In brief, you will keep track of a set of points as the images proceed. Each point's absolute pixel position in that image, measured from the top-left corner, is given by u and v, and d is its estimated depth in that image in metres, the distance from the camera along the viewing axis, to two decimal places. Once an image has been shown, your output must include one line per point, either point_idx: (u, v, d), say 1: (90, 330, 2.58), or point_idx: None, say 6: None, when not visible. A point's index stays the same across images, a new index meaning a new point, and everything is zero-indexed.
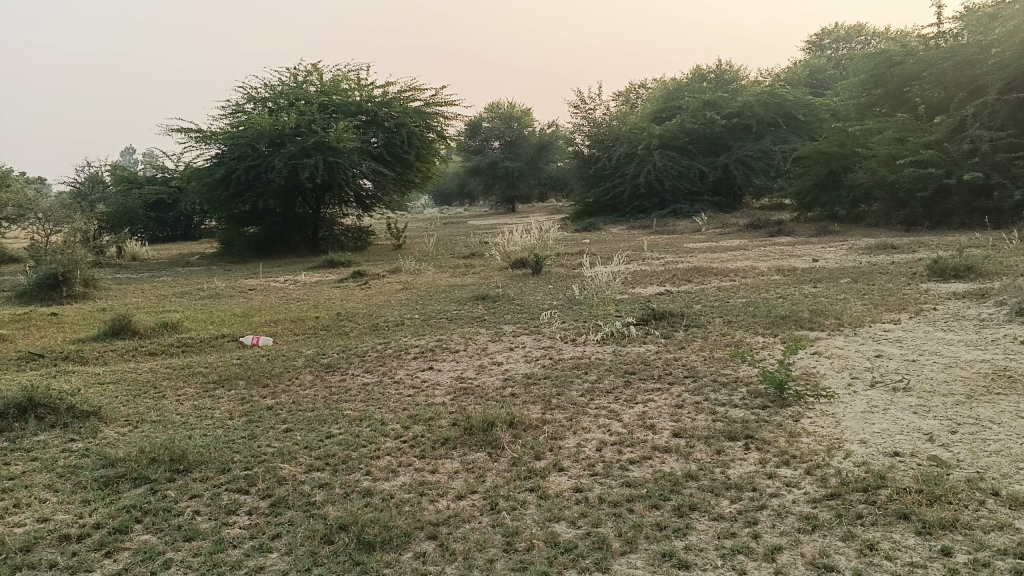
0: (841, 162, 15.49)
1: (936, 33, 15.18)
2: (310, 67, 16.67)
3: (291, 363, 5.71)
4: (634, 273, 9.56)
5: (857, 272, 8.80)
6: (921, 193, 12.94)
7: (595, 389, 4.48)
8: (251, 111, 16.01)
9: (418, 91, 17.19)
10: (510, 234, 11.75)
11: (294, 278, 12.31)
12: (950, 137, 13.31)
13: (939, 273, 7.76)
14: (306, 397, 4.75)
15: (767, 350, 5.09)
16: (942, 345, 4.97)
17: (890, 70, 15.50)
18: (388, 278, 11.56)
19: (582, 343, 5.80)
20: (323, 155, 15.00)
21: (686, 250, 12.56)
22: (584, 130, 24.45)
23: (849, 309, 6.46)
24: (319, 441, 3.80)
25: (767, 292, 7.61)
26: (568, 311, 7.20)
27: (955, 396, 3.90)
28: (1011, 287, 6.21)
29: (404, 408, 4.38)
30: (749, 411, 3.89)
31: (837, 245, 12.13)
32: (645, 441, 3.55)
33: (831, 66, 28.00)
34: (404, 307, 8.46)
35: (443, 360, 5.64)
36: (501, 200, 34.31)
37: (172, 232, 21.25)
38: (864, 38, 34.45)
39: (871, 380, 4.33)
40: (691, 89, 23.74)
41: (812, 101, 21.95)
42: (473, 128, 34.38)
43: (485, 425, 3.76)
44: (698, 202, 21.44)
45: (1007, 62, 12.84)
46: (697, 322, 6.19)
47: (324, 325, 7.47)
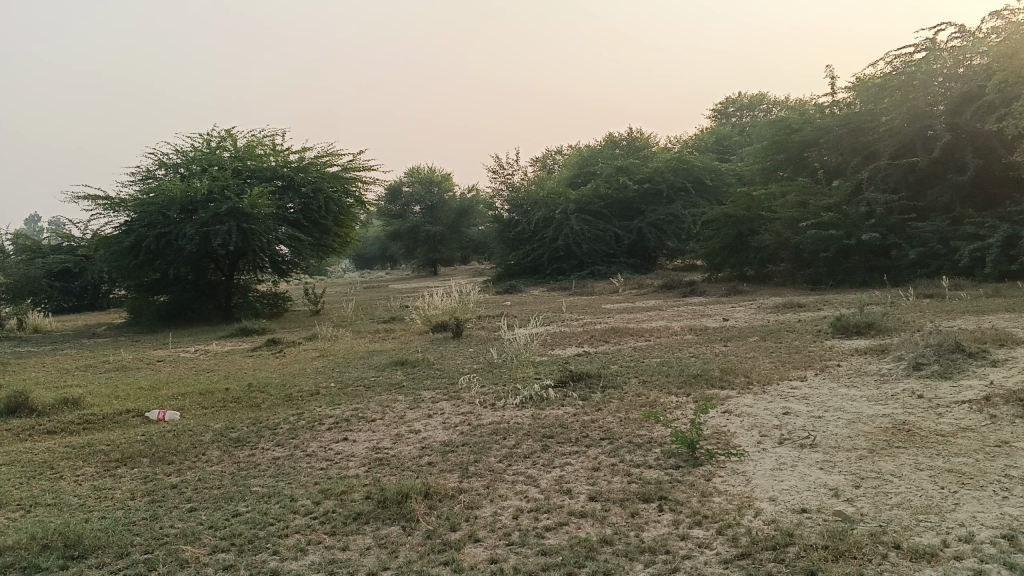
0: (749, 224, 16.11)
1: (831, 102, 16.13)
2: (225, 133, 16.53)
3: (198, 438, 5.51)
4: (553, 334, 9.64)
5: (767, 330, 9.08)
6: (824, 253, 13.53)
7: (512, 454, 4.46)
8: (162, 178, 15.71)
9: (336, 157, 17.21)
10: (430, 298, 11.74)
11: (206, 348, 11.97)
12: (847, 200, 14.03)
13: (842, 329, 8.08)
14: (213, 474, 4.58)
15: (680, 409, 5.17)
16: (846, 401, 5.14)
17: (789, 137, 16.33)
18: (305, 345, 11.37)
19: (500, 408, 5.78)
20: (236, 222, 14.79)
21: (603, 311, 12.77)
22: (502, 194, 24.82)
23: (759, 367, 6.64)
24: (225, 520, 3.66)
25: (681, 352, 7.78)
26: (487, 375, 7.20)
27: (858, 451, 4.03)
28: (908, 342, 6.51)
29: (316, 482, 4.26)
30: (663, 472, 3.93)
31: (746, 304, 12.53)
32: (561, 507, 3.53)
33: (735, 132, 29.32)
34: (320, 375, 8.31)
35: (359, 430, 5.54)
36: (422, 264, 34.32)
37: (77, 302, 20.45)
38: (766, 107, 36.30)
39: (780, 437, 4.43)
40: (605, 155, 24.47)
41: (719, 166, 22.89)
42: (394, 193, 34.53)
43: (399, 497, 3.69)
44: (614, 264, 21.88)
45: (896, 129, 13.70)
46: (613, 383, 6.26)
47: (236, 396, 7.25)
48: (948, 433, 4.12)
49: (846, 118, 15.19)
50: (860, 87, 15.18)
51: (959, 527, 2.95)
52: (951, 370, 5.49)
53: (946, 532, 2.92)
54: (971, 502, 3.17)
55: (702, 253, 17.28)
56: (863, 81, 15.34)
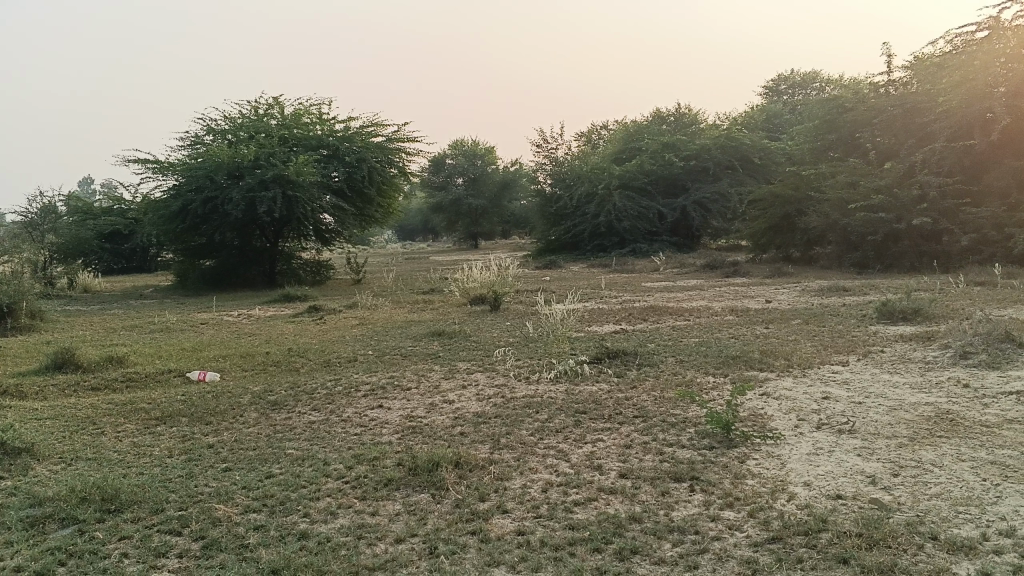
0: (796, 206, 15.80)
1: (886, 81, 15.70)
2: (272, 100, 16.67)
3: (236, 400, 5.59)
4: (592, 310, 9.60)
5: (809, 313, 8.94)
6: (872, 237, 13.22)
7: (545, 428, 4.45)
8: (210, 143, 15.91)
9: (381, 127, 17.25)
10: (469, 270, 11.74)
11: (248, 312, 12.15)
12: (899, 183, 13.67)
13: (887, 315, 7.90)
14: (249, 435, 4.65)
15: (716, 390, 5.10)
16: (888, 388, 5.03)
17: (841, 117, 15.95)
18: (345, 312, 11.49)
19: (535, 381, 5.77)
20: (281, 189, 14.94)
21: (643, 288, 12.67)
22: (546, 168, 24.69)
23: (799, 350, 6.53)
24: (258, 481, 3.71)
25: (720, 332, 7.69)
26: (523, 348, 7.19)
27: (898, 438, 3.94)
28: (956, 330, 6.35)
29: (349, 447, 4.30)
30: (696, 452, 3.89)
31: (790, 286, 12.32)
32: (591, 482, 3.51)
33: (786, 111, 28.73)
34: (358, 343, 8.38)
35: (393, 398, 5.57)
36: (464, 236, 34.38)
37: (126, 264, 20.87)
38: (818, 85, 35.53)
39: (817, 422, 4.35)
40: (652, 131, 24.18)
41: (768, 145, 22.48)
42: (437, 164, 34.50)
43: (429, 466, 3.70)
44: (657, 242, 21.66)
45: (953, 111, 13.29)
46: (650, 360, 6.20)
47: (275, 360, 7.34)
48: (993, 424, 4.01)
49: (902, 99, 14.79)
50: (917, 66, 14.76)
51: (999, 521, 2.86)
52: (1000, 360, 5.33)
53: (986, 525, 2.84)
54: (1014, 495, 3.08)
55: (747, 233, 17.01)
56: (921, 60, 14.90)
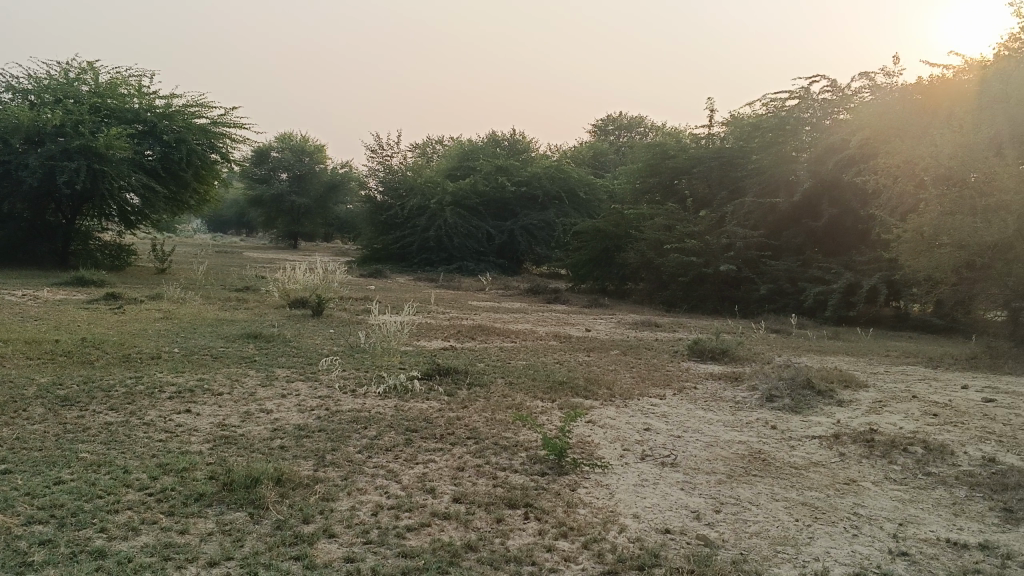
0: (616, 241, 16.49)
1: (706, 135, 16.80)
2: (85, 65, 15.30)
3: (18, 392, 4.95)
4: (419, 324, 9.47)
5: (626, 345, 9.29)
6: (683, 277, 13.99)
7: (373, 446, 4.25)
8: (6, 102, 14.34)
9: (206, 110, 16.25)
10: (291, 270, 11.26)
11: (34, 293, 10.98)
12: (711, 230, 14.58)
13: (698, 353, 8.34)
14: (34, 434, 4.10)
15: (546, 415, 5.11)
16: (704, 424, 5.26)
17: (664, 163, 16.85)
18: (148, 303, 10.65)
19: (362, 395, 5.54)
20: (86, 162, 13.67)
21: (467, 306, 12.69)
22: (378, 176, 24.33)
23: (619, 380, 6.73)
24: (44, 488, 3.25)
25: (545, 357, 7.79)
26: (348, 358, 6.92)
27: (717, 475, 4.10)
28: (762, 374, 6.79)
29: (153, 455, 3.89)
30: (528, 478, 3.84)
31: (606, 317, 12.78)
32: (424, 506, 3.37)
33: (612, 151, 30.06)
34: (164, 339, 7.75)
35: (204, 403, 5.15)
36: (283, 234, 33.13)
37: None
38: (643, 130, 37.54)
39: (642, 454, 4.45)
40: (486, 152, 24.51)
41: (594, 181, 23.40)
42: (258, 154, 32.53)
43: (248, 481, 3.41)
44: (483, 261, 21.88)
45: (764, 170, 14.39)
46: (479, 381, 6.14)
47: (66, 350, 6.62)
48: (801, 465, 4.27)
49: (718, 152, 15.86)
50: (735, 124, 15.87)
51: (814, 562, 3.01)
52: (802, 405, 5.72)
53: (803, 565, 2.98)
54: (824, 537, 3.26)
55: (569, 262, 17.53)
56: (737, 119, 16.08)
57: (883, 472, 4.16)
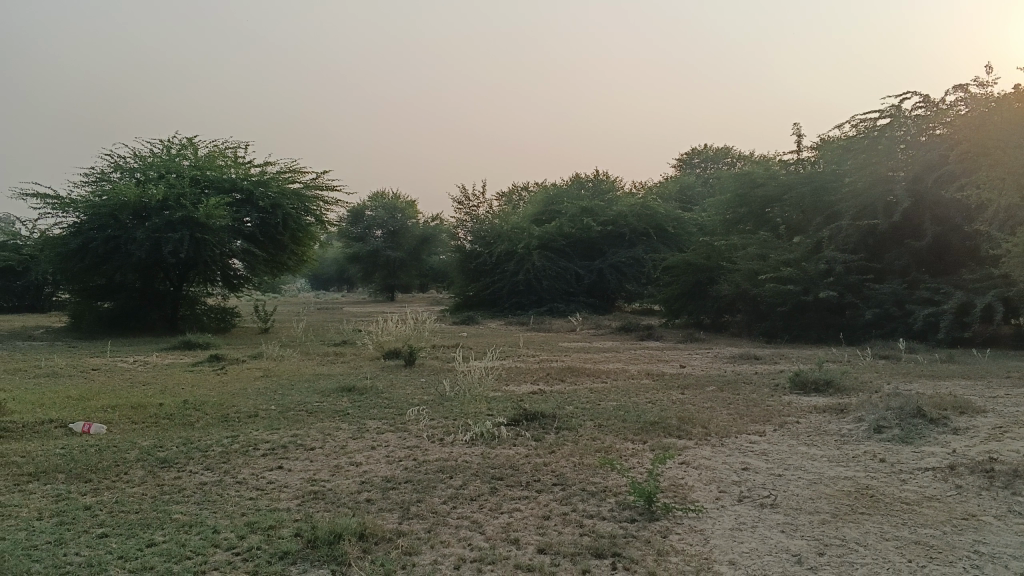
0: (708, 274, 16.11)
1: (795, 160, 16.35)
2: (186, 140, 16.18)
3: (121, 456, 5.14)
4: (508, 369, 9.42)
5: (723, 380, 8.97)
6: (782, 307, 13.50)
7: (458, 496, 4.20)
8: (116, 181, 15.26)
9: (298, 174, 16.90)
10: (384, 323, 11.44)
11: (144, 359, 11.52)
12: (807, 256, 14.06)
13: (799, 385, 7.97)
14: (133, 496, 4.23)
15: (636, 458, 4.95)
16: (806, 460, 4.98)
17: (753, 191, 16.46)
18: (249, 363, 11.02)
19: (450, 443, 5.52)
20: (189, 231, 14.36)
21: (559, 349, 12.58)
22: (466, 225, 24.71)
23: (716, 417, 6.47)
24: (136, 551, 3.33)
25: (638, 397, 7.59)
26: (437, 407, 6.92)
27: (820, 514, 3.85)
28: (868, 404, 6.41)
29: (242, 513, 3.94)
30: (617, 525, 3.70)
31: (703, 352, 12.42)
32: (508, 558, 3.28)
33: (699, 183, 29.62)
34: (262, 397, 7.95)
35: (296, 459, 5.21)
36: (379, 289, 33.92)
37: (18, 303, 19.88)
38: (730, 160, 36.90)
39: (739, 495, 4.23)
40: (571, 194, 24.55)
41: (682, 215, 23.07)
42: (355, 215, 34.11)
43: (331, 538, 3.39)
44: (573, 303, 21.77)
45: (858, 191, 13.83)
46: (568, 424, 6.02)
47: (169, 413, 6.85)
48: (913, 501, 3.96)
49: (810, 177, 15.37)
50: (824, 148, 15.37)
51: None
52: (913, 435, 5.36)
53: None
54: None
55: (661, 298, 17.20)
56: (827, 142, 15.59)
57: (1006, 505, 3.82)
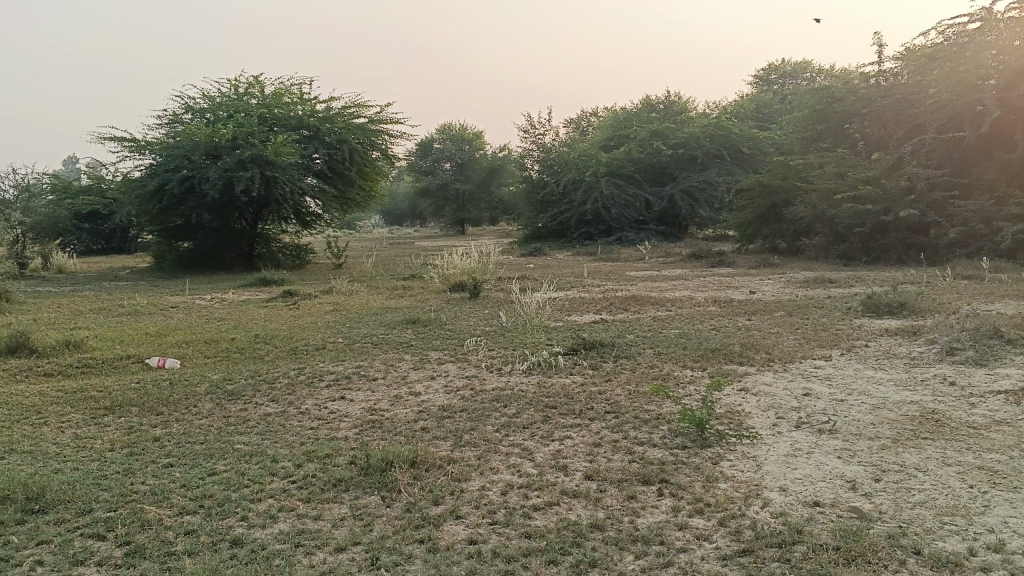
0: (782, 196, 15.60)
1: (876, 71, 15.49)
2: (253, 79, 16.33)
3: (193, 389, 5.35)
4: (572, 299, 9.39)
5: (793, 305, 8.74)
6: (859, 228, 13.01)
7: (511, 424, 4.23)
8: (187, 122, 15.57)
9: (363, 109, 16.92)
10: (450, 256, 11.50)
11: (221, 296, 11.90)
12: (887, 173, 13.43)
13: (873, 308, 7.70)
14: (200, 427, 4.40)
15: (693, 385, 4.89)
16: (872, 384, 4.84)
17: (831, 106, 15.71)
18: (320, 298, 11.27)
19: (508, 373, 5.56)
20: (259, 169, 14.61)
21: (626, 277, 12.45)
22: (534, 155, 24.45)
23: (781, 343, 6.33)
24: (199, 479, 3.46)
25: (702, 324, 7.48)
26: (497, 337, 6.96)
27: (881, 440, 3.74)
28: (943, 326, 6.16)
29: (302, 443, 4.06)
30: (669, 452, 3.67)
31: (775, 277, 12.11)
32: (554, 484, 3.29)
33: (776, 100, 28.46)
34: (330, 330, 8.14)
35: (357, 389, 5.33)
36: (450, 222, 34.11)
37: (106, 245, 20.80)
38: (809, 75, 35.29)
39: (797, 421, 4.14)
40: (641, 118, 23.95)
41: (756, 135, 22.28)
42: (424, 148, 34.14)
43: (382, 465, 3.46)
44: (643, 231, 21.46)
45: (943, 102, 13.06)
46: (627, 352, 5.99)
47: (240, 347, 7.08)
48: (980, 426, 3.81)
49: (891, 89, 14.58)
50: (908, 57, 14.51)
51: (987, 534, 2.67)
52: (988, 357, 5.13)
53: (973, 538, 2.65)
54: (1004, 505, 2.89)
55: (734, 223, 16.78)
56: (911, 51, 14.71)
57: None
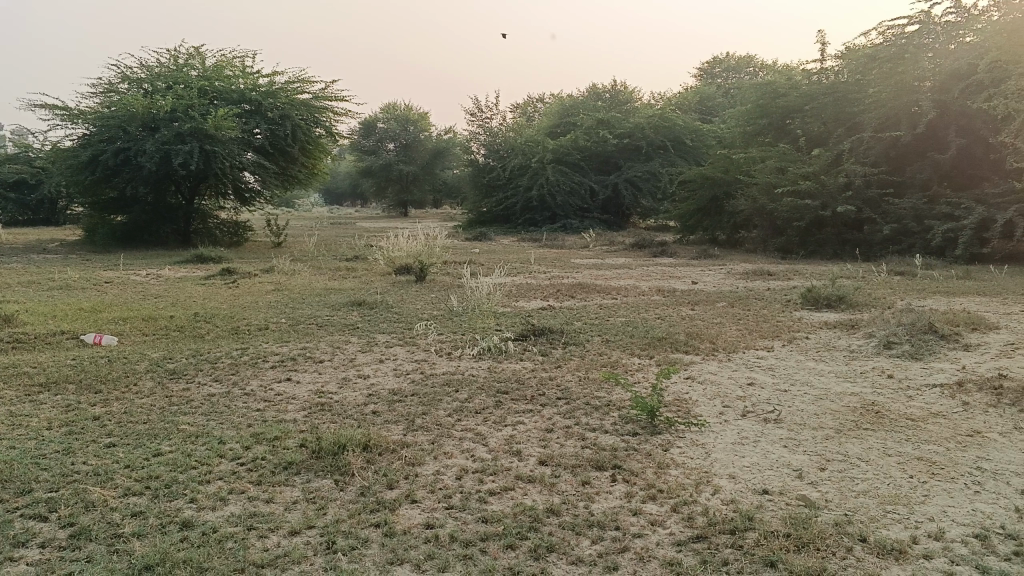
0: (725, 189, 15.87)
1: (818, 69, 15.83)
2: (194, 50, 15.86)
3: (132, 367, 5.19)
4: (518, 285, 9.40)
5: (734, 296, 8.91)
6: (798, 223, 13.33)
7: (463, 408, 4.22)
8: (124, 91, 15.05)
9: (308, 85, 16.59)
10: (395, 238, 11.38)
11: (158, 272, 11.56)
12: (826, 170, 13.77)
13: (812, 301, 7.90)
14: (142, 407, 4.28)
15: (641, 373, 4.95)
16: (813, 375, 4.97)
17: (773, 102, 16.01)
18: (261, 277, 11.04)
19: (456, 357, 5.54)
20: (199, 143, 14.22)
21: (571, 264, 12.52)
22: (479, 138, 24.35)
23: (725, 333, 6.45)
24: (144, 460, 3.37)
25: (647, 313, 7.57)
26: (444, 322, 6.92)
27: (824, 430, 3.84)
28: (880, 320, 6.35)
29: (250, 424, 3.97)
30: (620, 438, 3.72)
31: (716, 268, 12.32)
32: (508, 469, 3.30)
33: (719, 93, 28.89)
34: (273, 310, 7.99)
35: (304, 371, 5.25)
36: (393, 204, 33.79)
37: (34, 216, 20.05)
38: (751, 70, 35.90)
39: (743, 410, 4.22)
40: (587, 106, 24.04)
41: (700, 127, 22.59)
42: (368, 128, 33.70)
43: (335, 448, 3.41)
44: (587, 219, 21.60)
45: (881, 102, 13.42)
46: (575, 339, 6.03)
47: (179, 325, 6.90)
48: (918, 417, 3.95)
49: (832, 88, 14.92)
50: (848, 56, 14.86)
51: (929, 522, 2.77)
52: (923, 352, 5.32)
53: (914, 526, 2.74)
54: (943, 495, 3.00)
55: (677, 214, 17.02)
56: (851, 50, 15.06)
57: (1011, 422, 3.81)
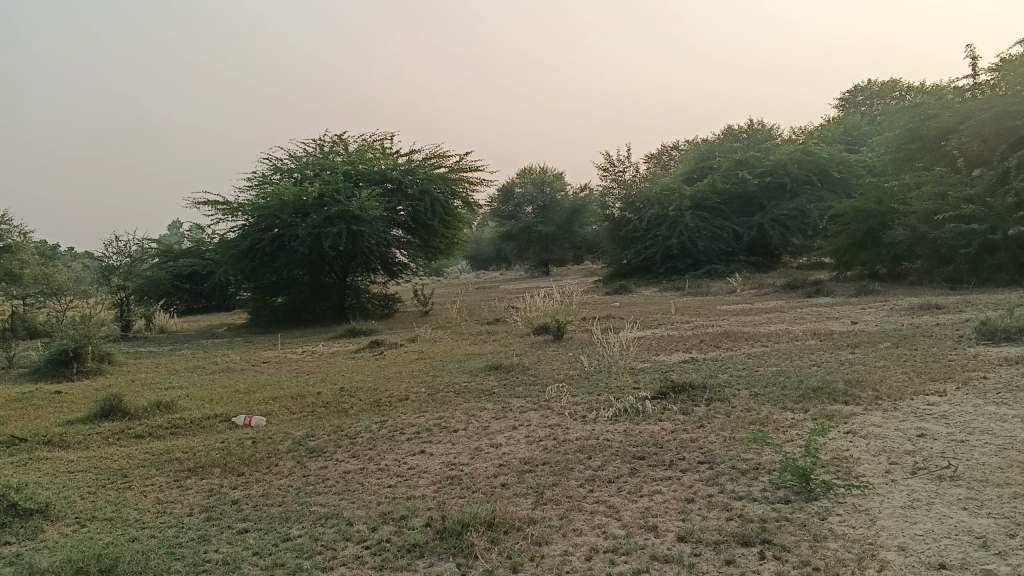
0: (879, 220, 14.88)
1: (972, 85, 14.70)
2: (337, 137, 16.74)
3: (274, 447, 5.30)
4: (660, 338, 9.05)
5: (899, 334, 8.19)
6: (965, 249, 12.26)
7: (595, 478, 3.98)
8: (276, 182, 16.02)
9: (443, 158, 17.10)
10: (533, 299, 11.32)
11: (312, 349, 12.03)
12: (993, 190, 12.63)
13: (988, 335, 7.11)
14: (279, 488, 4.33)
15: (794, 430, 4.54)
16: (995, 421, 4.38)
17: (925, 125, 14.96)
18: (405, 346, 11.25)
19: (592, 421, 5.31)
20: (346, 224, 14.89)
21: (717, 312, 12.02)
22: (615, 192, 24.21)
23: (889, 378, 5.87)
24: (272, 546, 3.35)
25: (800, 360, 7.06)
26: (582, 383, 6.70)
27: (1011, 487, 3.33)
28: None
29: (378, 503, 3.91)
30: (770, 507, 3.37)
31: (878, 305, 11.46)
32: (643, 548, 3.04)
33: (866, 121, 27.50)
34: (414, 380, 8.05)
35: (437, 442, 5.17)
36: (535, 263, 34.08)
37: (206, 303, 21.75)
38: (898, 93, 33.97)
39: (912, 467, 3.74)
40: (724, 148, 23.44)
41: (847, 158, 21.46)
42: (505, 193, 34.32)
43: (459, 528, 3.26)
44: (732, 263, 20.89)
45: None
46: (720, 395, 5.65)
47: (324, 402, 7.02)
48: None
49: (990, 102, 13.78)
50: (1005, 68, 13.75)
51: None
52: None
53: None
54: None
55: (830, 250, 16.08)
56: (1008, 61, 13.91)
57: None
